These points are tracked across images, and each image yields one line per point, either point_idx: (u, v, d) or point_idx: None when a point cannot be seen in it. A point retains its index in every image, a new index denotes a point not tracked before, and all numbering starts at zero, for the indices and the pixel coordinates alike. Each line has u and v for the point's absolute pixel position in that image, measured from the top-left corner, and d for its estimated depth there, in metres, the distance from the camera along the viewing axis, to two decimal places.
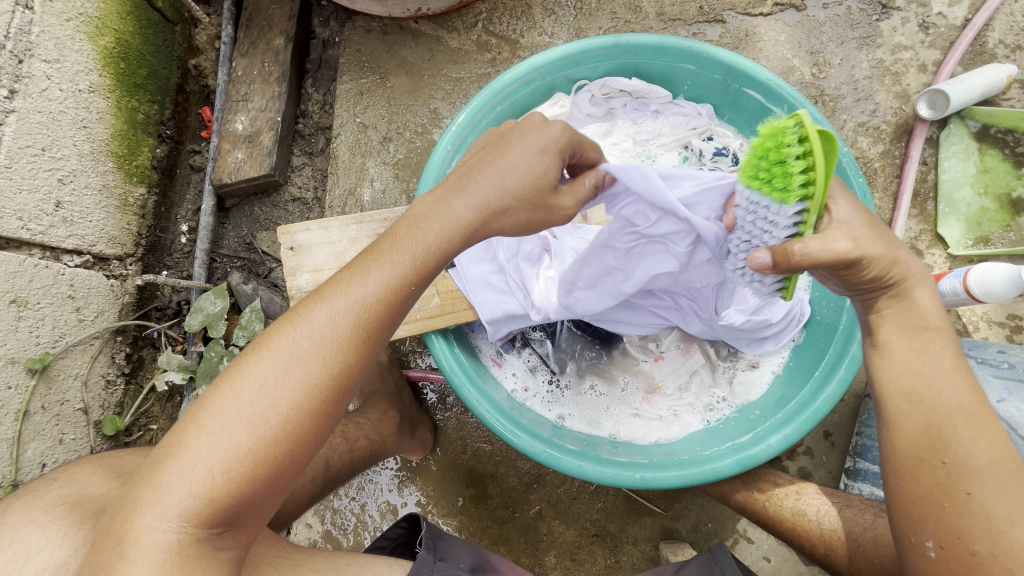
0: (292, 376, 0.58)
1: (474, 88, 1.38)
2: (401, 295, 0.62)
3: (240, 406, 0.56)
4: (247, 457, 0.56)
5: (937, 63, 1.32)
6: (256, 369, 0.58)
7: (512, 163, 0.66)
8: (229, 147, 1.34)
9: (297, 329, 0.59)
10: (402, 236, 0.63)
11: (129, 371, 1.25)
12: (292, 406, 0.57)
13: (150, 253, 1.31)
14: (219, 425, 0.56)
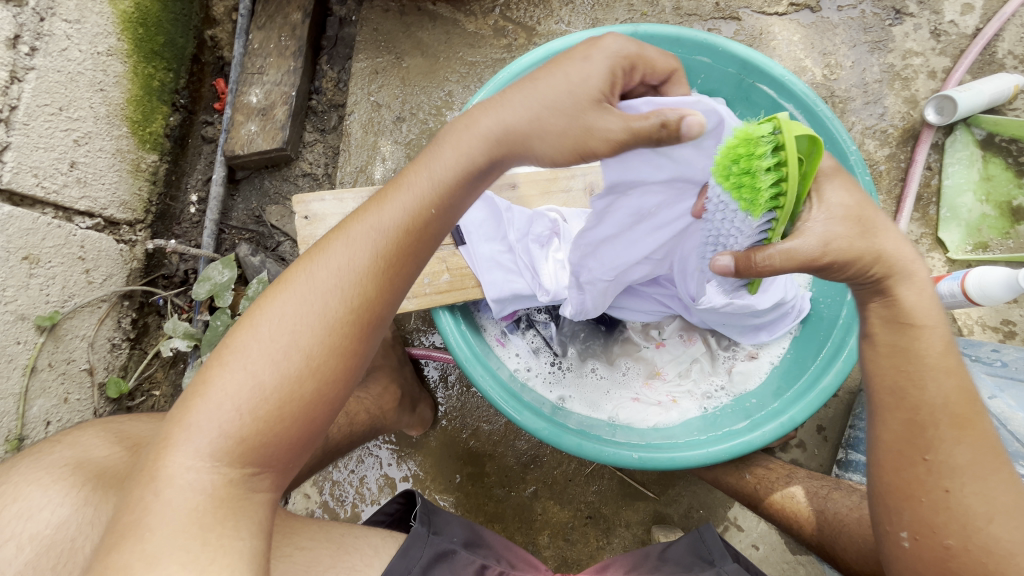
0: (314, 309, 0.59)
1: (488, 73, 1.39)
2: (420, 225, 0.64)
3: (264, 344, 0.58)
4: (274, 391, 0.57)
5: (947, 70, 1.34)
6: (280, 308, 0.59)
7: (548, 81, 0.64)
8: (243, 119, 1.34)
9: (318, 264, 0.61)
10: (417, 178, 0.65)
11: (134, 336, 1.26)
12: (315, 339, 0.59)
13: (159, 221, 1.32)
14: (242, 362, 0.57)
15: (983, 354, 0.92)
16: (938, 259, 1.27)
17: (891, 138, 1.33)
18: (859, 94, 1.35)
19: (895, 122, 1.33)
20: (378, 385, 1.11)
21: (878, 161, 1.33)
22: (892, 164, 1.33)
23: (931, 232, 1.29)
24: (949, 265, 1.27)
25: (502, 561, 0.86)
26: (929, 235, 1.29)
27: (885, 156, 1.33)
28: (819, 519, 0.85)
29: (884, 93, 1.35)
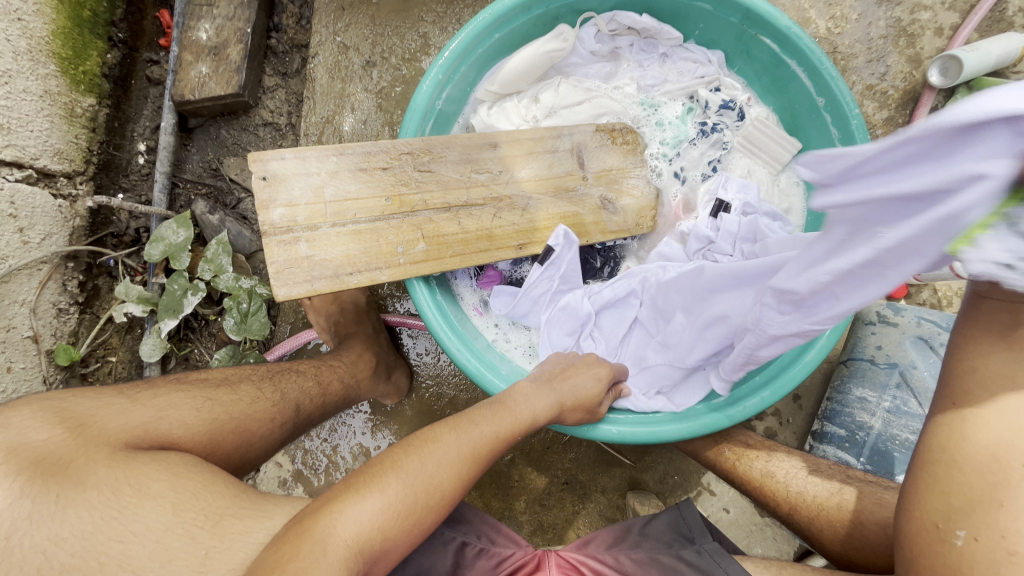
0: (454, 463, 0.71)
1: (468, 13, 1.26)
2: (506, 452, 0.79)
3: (409, 478, 0.66)
4: (405, 514, 0.64)
5: (954, 27, 1.26)
6: (425, 458, 0.69)
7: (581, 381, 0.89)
8: (192, 58, 1.20)
9: (463, 432, 0.75)
10: (518, 404, 0.82)
11: (83, 301, 1.17)
12: (453, 474, 0.70)
13: (102, 172, 1.19)
14: (395, 481, 0.65)
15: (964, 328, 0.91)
16: None
17: (891, 100, 1.27)
18: (863, 50, 1.27)
19: (897, 83, 1.27)
20: (352, 352, 1.07)
21: (876, 124, 1.27)
22: (890, 128, 1.27)
23: None
24: None
25: (484, 537, 0.85)
26: None
27: (884, 119, 1.27)
28: (797, 500, 0.85)
29: (888, 50, 1.27)
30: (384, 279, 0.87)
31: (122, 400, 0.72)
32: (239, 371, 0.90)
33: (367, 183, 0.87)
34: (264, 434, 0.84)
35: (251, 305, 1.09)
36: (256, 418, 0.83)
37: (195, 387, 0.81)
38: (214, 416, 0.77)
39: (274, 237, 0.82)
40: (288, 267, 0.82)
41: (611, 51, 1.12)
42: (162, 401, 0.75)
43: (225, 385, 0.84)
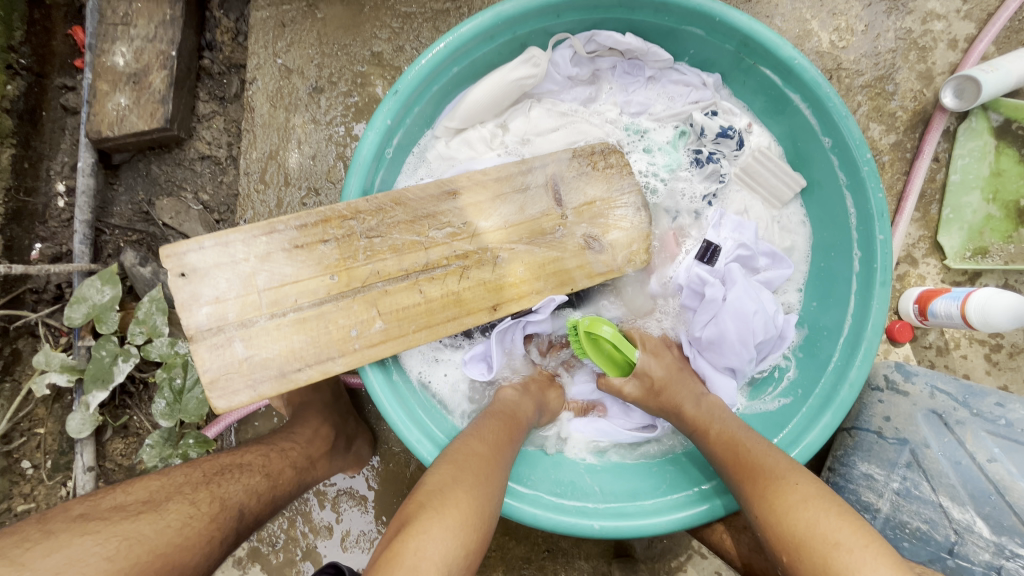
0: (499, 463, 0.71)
1: (428, 28, 1.10)
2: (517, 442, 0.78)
3: (467, 479, 0.65)
4: (483, 512, 0.62)
5: (970, 39, 1.14)
6: (465, 462, 0.67)
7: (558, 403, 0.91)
8: (108, 88, 1.04)
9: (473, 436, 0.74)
10: (511, 406, 0.83)
11: (1, 369, 1.04)
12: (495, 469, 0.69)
13: (14, 222, 1.05)
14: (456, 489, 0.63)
15: (985, 408, 0.80)
16: (933, 266, 1.14)
17: (899, 122, 1.15)
18: (869, 66, 1.15)
19: (905, 104, 1.15)
20: (307, 427, 0.97)
21: (882, 150, 1.15)
22: (897, 153, 1.15)
23: (930, 235, 1.15)
24: (944, 272, 1.14)
25: None
26: (926, 238, 1.15)
27: (891, 144, 1.15)
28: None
29: (896, 66, 1.14)
30: (340, 368, 0.75)
31: (6, 570, 0.60)
32: (168, 482, 0.78)
33: (306, 262, 0.74)
34: (201, 562, 0.72)
35: (186, 379, 0.95)
36: (190, 545, 0.72)
37: (109, 523, 0.69)
38: (134, 560, 0.66)
39: (202, 342, 0.69)
40: (225, 374, 0.70)
41: (591, 74, 0.97)
42: (63, 558, 0.63)
43: (149, 510, 0.72)
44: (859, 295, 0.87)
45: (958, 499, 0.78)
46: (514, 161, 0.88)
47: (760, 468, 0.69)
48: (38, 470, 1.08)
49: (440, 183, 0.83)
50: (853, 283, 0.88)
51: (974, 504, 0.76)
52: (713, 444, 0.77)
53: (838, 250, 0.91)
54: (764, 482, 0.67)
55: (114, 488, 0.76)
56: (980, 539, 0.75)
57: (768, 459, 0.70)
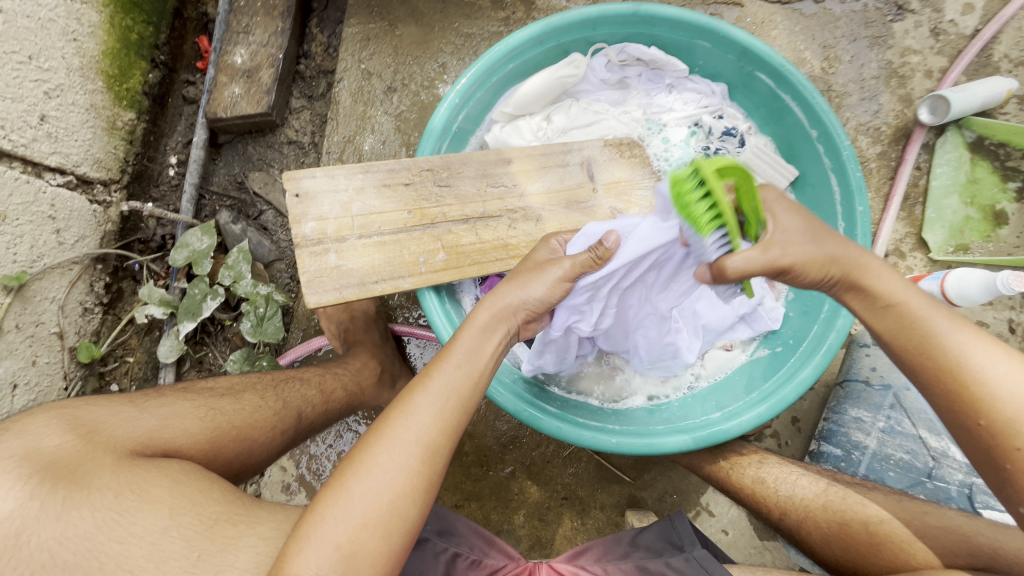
0: (427, 421, 0.68)
1: (484, 45, 1.35)
2: (466, 398, 0.72)
3: (383, 457, 0.65)
4: (402, 486, 0.64)
5: (943, 70, 1.34)
6: (393, 434, 0.66)
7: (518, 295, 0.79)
8: (227, 80, 1.29)
9: (422, 397, 0.69)
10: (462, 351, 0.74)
11: (107, 302, 1.22)
12: (429, 439, 0.67)
13: (135, 182, 1.27)
14: (377, 468, 0.64)
15: None
16: (920, 259, 1.29)
17: (884, 135, 1.33)
18: (856, 89, 1.35)
19: (889, 121, 1.33)
20: (358, 360, 1.05)
21: (869, 158, 1.33)
22: (883, 161, 1.33)
23: (916, 232, 1.30)
24: (930, 265, 1.28)
25: (476, 548, 0.87)
26: (913, 235, 1.30)
27: (877, 153, 1.33)
28: (787, 504, 0.90)
29: (880, 90, 1.34)
30: (406, 286, 0.93)
31: (131, 407, 0.72)
32: (246, 379, 0.87)
33: (391, 199, 0.94)
34: (266, 442, 0.81)
35: (267, 310, 1.14)
36: (256, 426, 0.80)
37: (202, 396, 0.79)
38: (216, 425, 0.75)
39: (305, 248, 0.88)
40: (318, 276, 0.88)
41: (619, 80, 1.16)
42: (167, 412, 0.73)
43: (229, 394, 0.81)
44: None
45: (934, 431, 0.92)
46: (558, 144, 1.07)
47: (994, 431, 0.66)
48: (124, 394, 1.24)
49: (499, 152, 1.02)
50: None
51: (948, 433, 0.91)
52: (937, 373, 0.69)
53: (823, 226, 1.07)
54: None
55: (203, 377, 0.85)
56: (954, 462, 0.89)
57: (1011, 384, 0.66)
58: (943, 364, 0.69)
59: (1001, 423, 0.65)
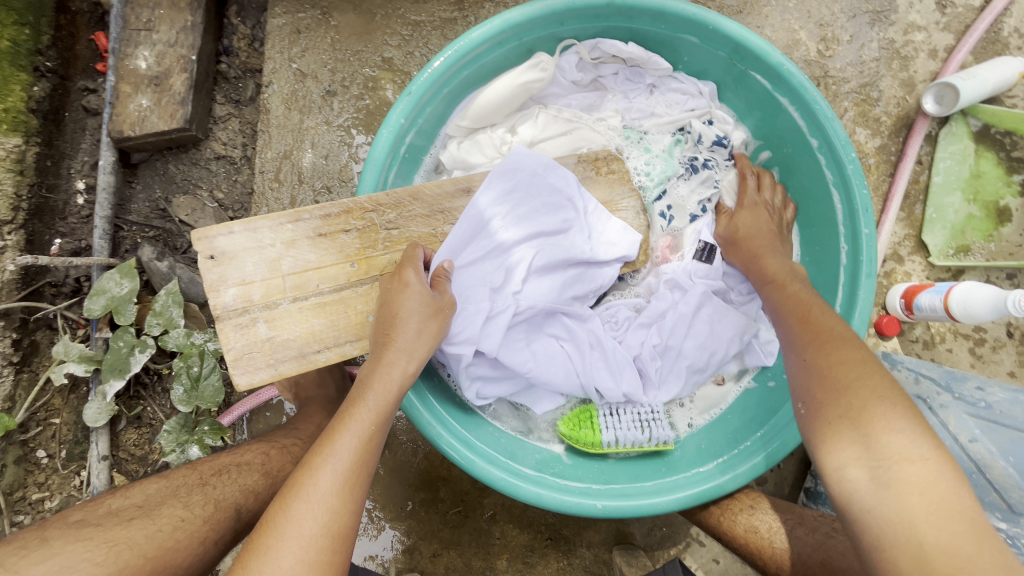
0: (329, 504, 0.60)
1: (436, 35, 1.16)
2: (373, 447, 0.66)
3: (284, 560, 0.56)
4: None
5: (949, 49, 1.21)
6: (299, 509, 0.59)
7: (408, 322, 0.74)
8: (130, 90, 1.08)
9: (326, 464, 0.62)
10: (364, 398, 0.69)
11: (19, 359, 1.07)
12: (340, 511, 0.61)
13: (36, 218, 1.08)
14: (281, 551, 0.57)
15: (966, 392, 0.86)
16: (919, 264, 1.19)
17: (884, 126, 1.21)
18: (855, 74, 1.21)
19: (890, 109, 1.21)
20: (309, 423, 0.94)
21: (868, 153, 1.21)
22: (883, 156, 1.22)
23: (915, 233, 1.20)
24: (929, 269, 1.19)
25: None
26: (912, 236, 1.20)
27: (876, 147, 1.21)
28: (784, 557, 0.82)
29: (880, 74, 1.21)
30: (355, 352, 0.79)
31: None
32: (167, 484, 0.75)
33: (329, 250, 0.79)
34: (191, 562, 0.70)
35: (203, 368, 1.00)
36: (178, 548, 0.69)
37: (102, 530, 0.67)
38: (122, 565, 0.64)
39: (228, 321, 0.74)
40: (247, 353, 0.75)
41: (593, 80, 1.01)
42: (52, 567, 0.61)
43: (139, 517, 0.70)
44: (848, 284, 0.90)
45: None
46: (513, 166, 0.90)
47: (819, 379, 0.66)
48: (53, 460, 1.11)
49: (456, 182, 0.89)
50: (841, 276, 0.92)
51: None
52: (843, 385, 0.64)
53: (821, 246, 0.97)
54: (856, 409, 0.61)
55: (112, 492, 0.74)
56: None
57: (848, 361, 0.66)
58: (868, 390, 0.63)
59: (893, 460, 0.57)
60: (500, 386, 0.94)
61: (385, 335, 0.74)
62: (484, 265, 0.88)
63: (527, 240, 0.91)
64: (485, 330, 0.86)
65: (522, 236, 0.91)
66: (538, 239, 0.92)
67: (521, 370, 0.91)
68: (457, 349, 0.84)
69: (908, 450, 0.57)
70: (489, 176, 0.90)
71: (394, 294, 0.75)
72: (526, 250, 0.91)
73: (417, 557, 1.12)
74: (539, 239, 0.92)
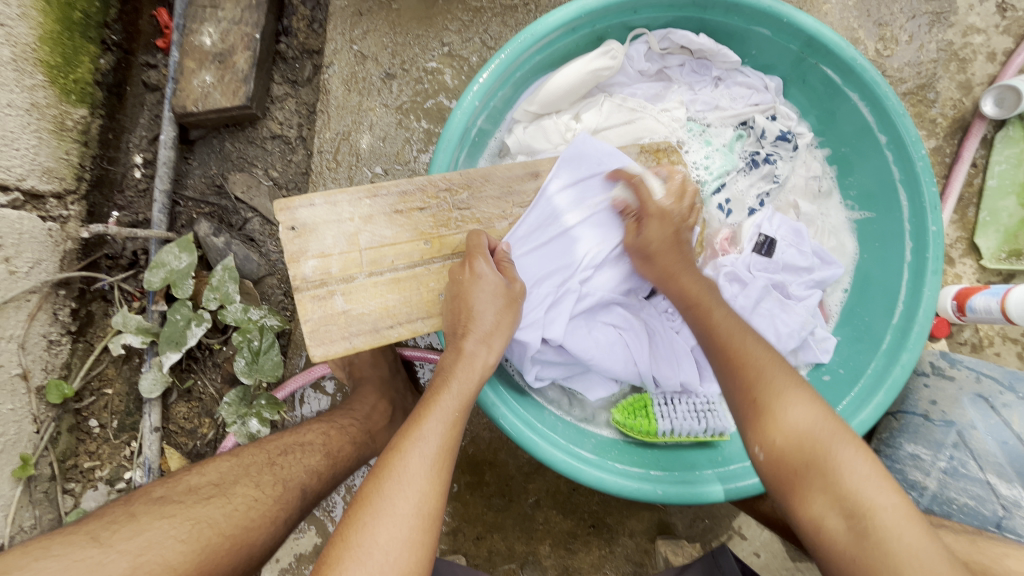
0: (421, 485, 0.60)
1: (496, 22, 1.16)
2: (456, 432, 0.66)
3: (380, 536, 0.57)
4: (407, 564, 0.56)
5: (1008, 53, 1.20)
6: (390, 490, 0.59)
7: (482, 310, 0.73)
8: (195, 66, 1.09)
9: (413, 447, 0.62)
10: (447, 381, 0.69)
11: (76, 329, 1.08)
12: (428, 494, 0.60)
13: (96, 189, 1.09)
14: (377, 530, 0.57)
15: None
16: (969, 266, 1.20)
17: (939, 128, 1.21)
18: (912, 74, 1.21)
19: (946, 111, 1.21)
20: (365, 403, 0.93)
21: None
22: (936, 158, 1.22)
23: (966, 236, 1.20)
24: (980, 272, 1.20)
25: None
26: (963, 239, 1.21)
27: (930, 149, 1.21)
28: None
29: (938, 75, 1.21)
30: (424, 329, 0.79)
31: (95, 548, 0.59)
32: (238, 463, 0.75)
33: (404, 226, 0.80)
34: (265, 541, 0.70)
35: (262, 342, 1.02)
36: (254, 527, 0.69)
37: (182, 507, 0.67)
38: (204, 541, 0.64)
39: (306, 292, 0.75)
40: (324, 324, 0.75)
41: (659, 70, 1.02)
42: (142, 543, 0.61)
43: (216, 495, 0.70)
44: (912, 281, 0.91)
45: (1005, 475, 0.82)
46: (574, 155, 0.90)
47: (786, 454, 0.62)
48: (105, 430, 1.12)
49: (526, 165, 0.89)
50: (904, 273, 0.93)
51: (1021, 480, 0.81)
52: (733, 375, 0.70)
53: (883, 244, 0.98)
54: (760, 406, 0.65)
55: (188, 468, 0.74)
56: None
57: (810, 421, 0.62)
58: (749, 380, 0.68)
59: (778, 448, 0.63)
60: (557, 373, 0.96)
61: (462, 326, 0.73)
62: (551, 250, 0.89)
63: (593, 228, 0.91)
64: (550, 316, 0.89)
65: (588, 224, 0.91)
66: (603, 228, 0.92)
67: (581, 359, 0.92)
68: (528, 334, 0.87)
69: (817, 432, 0.61)
70: (558, 162, 0.90)
71: (466, 282, 0.75)
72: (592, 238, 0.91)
73: (461, 539, 1.13)
74: (605, 227, 0.92)
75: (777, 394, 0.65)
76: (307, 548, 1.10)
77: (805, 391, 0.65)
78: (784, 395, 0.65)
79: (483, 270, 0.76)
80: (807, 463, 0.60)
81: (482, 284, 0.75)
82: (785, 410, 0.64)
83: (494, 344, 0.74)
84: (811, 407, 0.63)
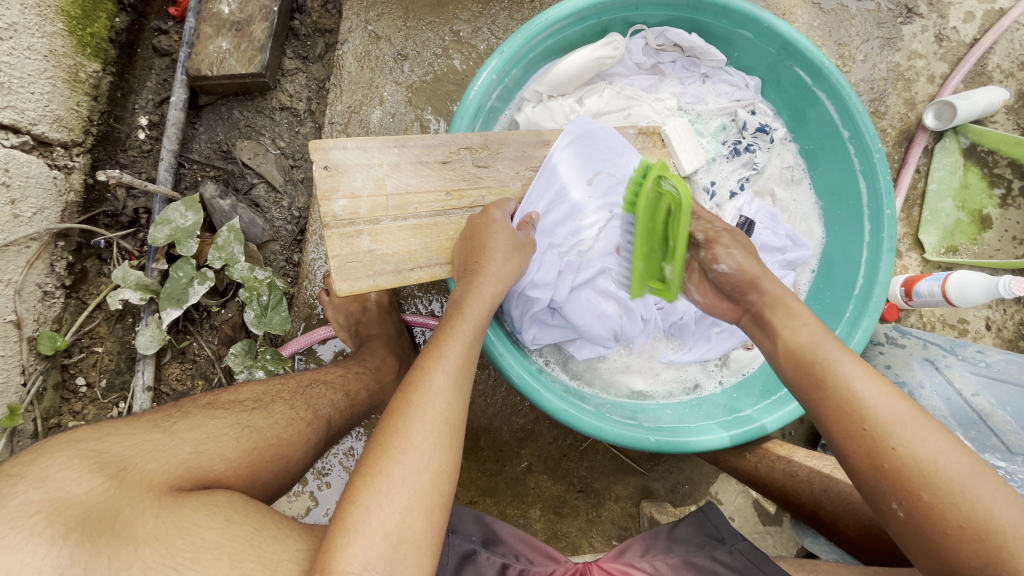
0: (447, 397, 0.65)
1: (503, 15, 1.25)
2: (473, 353, 0.70)
3: (414, 438, 0.61)
4: (440, 463, 0.61)
5: (944, 76, 1.39)
6: (418, 399, 0.64)
7: (499, 259, 0.79)
8: (212, 32, 1.12)
9: (438, 365, 0.67)
10: (461, 311, 0.73)
11: (70, 284, 1.06)
12: (454, 404, 0.65)
13: (101, 145, 1.09)
14: (412, 433, 0.61)
15: (970, 355, 0.98)
16: (914, 259, 1.36)
17: (888, 137, 1.38)
18: (866, 89, 1.38)
19: (894, 123, 1.38)
20: (375, 355, 0.96)
21: None
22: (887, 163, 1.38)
23: (912, 233, 1.36)
24: (923, 265, 1.35)
25: (522, 558, 0.85)
26: (909, 235, 1.36)
27: None
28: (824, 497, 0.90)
29: (887, 92, 1.38)
30: (443, 275, 0.85)
31: (160, 435, 0.64)
32: (270, 387, 0.81)
33: (428, 177, 0.85)
34: (299, 458, 0.75)
35: (271, 298, 1.05)
36: (291, 442, 0.74)
37: (231, 413, 0.72)
38: (252, 445, 0.69)
39: (335, 229, 0.79)
40: (349, 261, 0.79)
41: (653, 65, 1.13)
42: (200, 434, 0.67)
43: (259, 408, 0.75)
44: (870, 257, 1.03)
45: (949, 425, 0.95)
46: (576, 131, 0.98)
47: (873, 432, 0.65)
48: (92, 389, 1.09)
49: (538, 133, 0.96)
50: (864, 250, 1.05)
51: (962, 428, 0.93)
52: (827, 379, 0.70)
53: (843, 227, 1.10)
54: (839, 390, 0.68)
55: (226, 388, 0.79)
56: None
57: (891, 409, 0.65)
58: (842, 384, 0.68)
59: (879, 422, 0.65)
60: (554, 334, 1.02)
61: (475, 263, 0.79)
62: (560, 224, 0.97)
63: (597, 207, 1.00)
64: (557, 279, 0.95)
65: (593, 202, 0.99)
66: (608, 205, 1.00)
67: (578, 319, 0.98)
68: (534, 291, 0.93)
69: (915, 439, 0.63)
70: (565, 136, 0.97)
71: (483, 231, 0.81)
72: (597, 215, 0.99)
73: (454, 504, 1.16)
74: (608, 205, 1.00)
75: (850, 378, 0.68)
76: (299, 511, 1.10)
77: (883, 388, 0.67)
78: (856, 377, 0.68)
79: (500, 223, 0.82)
80: (869, 422, 0.65)
81: (498, 235, 0.81)
82: (866, 396, 0.67)
83: (501, 282, 0.78)
84: (890, 395, 0.67)
